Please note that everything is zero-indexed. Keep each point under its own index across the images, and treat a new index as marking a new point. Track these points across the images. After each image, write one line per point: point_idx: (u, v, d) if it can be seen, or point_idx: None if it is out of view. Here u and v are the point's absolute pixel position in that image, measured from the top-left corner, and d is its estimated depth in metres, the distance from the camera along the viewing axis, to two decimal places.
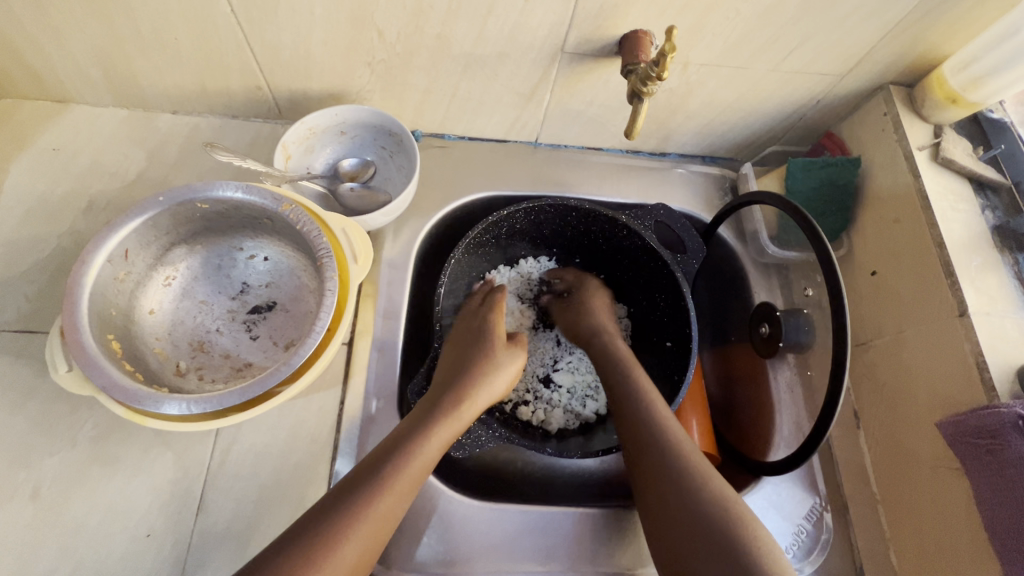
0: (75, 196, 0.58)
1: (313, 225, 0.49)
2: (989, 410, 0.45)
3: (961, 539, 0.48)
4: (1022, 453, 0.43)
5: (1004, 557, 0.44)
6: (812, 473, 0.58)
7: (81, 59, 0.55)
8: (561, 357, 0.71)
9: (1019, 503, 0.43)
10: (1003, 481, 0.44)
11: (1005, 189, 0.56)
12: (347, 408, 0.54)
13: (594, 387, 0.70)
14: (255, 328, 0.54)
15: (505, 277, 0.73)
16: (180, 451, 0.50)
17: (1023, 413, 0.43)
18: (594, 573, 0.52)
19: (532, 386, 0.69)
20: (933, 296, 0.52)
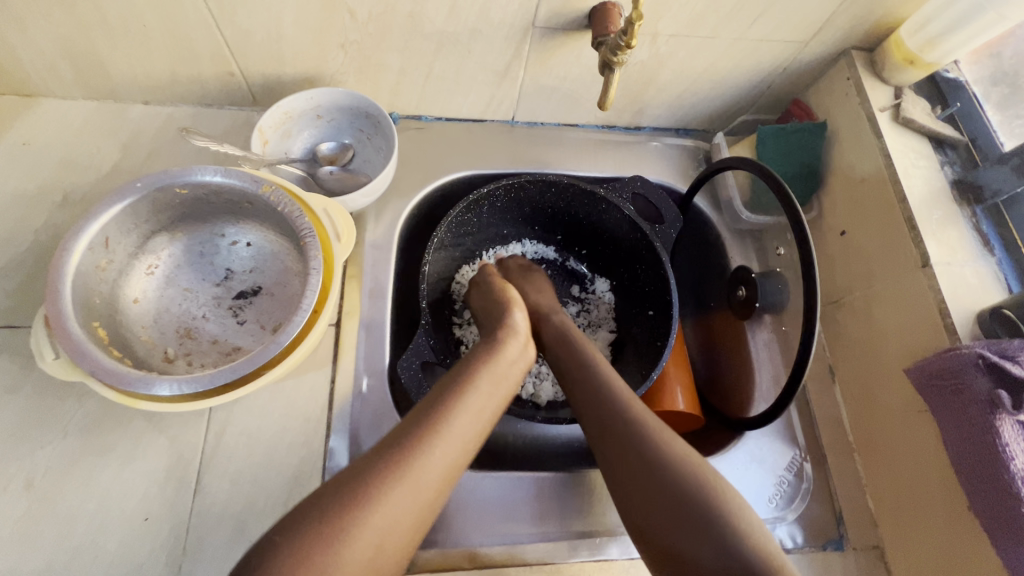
0: (50, 189, 0.58)
1: (294, 206, 0.49)
2: (951, 352, 0.48)
3: (932, 478, 0.51)
4: (983, 390, 0.46)
5: (970, 489, 0.47)
6: (791, 426, 0.60)
7: (47, 50, 0.55)
8: None
9: (981, 438, 0.46)
10: (967, 418, 0.46)
11: (962, 145, 0.58)
12: (339, 387, 0.54)
13: None
14: (242, 313, 0.54)
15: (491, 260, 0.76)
16: (174, 436, 0.50)
17: (982, 352, 0.46)
18: (588, 533, 0.53)
19: None
20: (899, 250, 0.55)
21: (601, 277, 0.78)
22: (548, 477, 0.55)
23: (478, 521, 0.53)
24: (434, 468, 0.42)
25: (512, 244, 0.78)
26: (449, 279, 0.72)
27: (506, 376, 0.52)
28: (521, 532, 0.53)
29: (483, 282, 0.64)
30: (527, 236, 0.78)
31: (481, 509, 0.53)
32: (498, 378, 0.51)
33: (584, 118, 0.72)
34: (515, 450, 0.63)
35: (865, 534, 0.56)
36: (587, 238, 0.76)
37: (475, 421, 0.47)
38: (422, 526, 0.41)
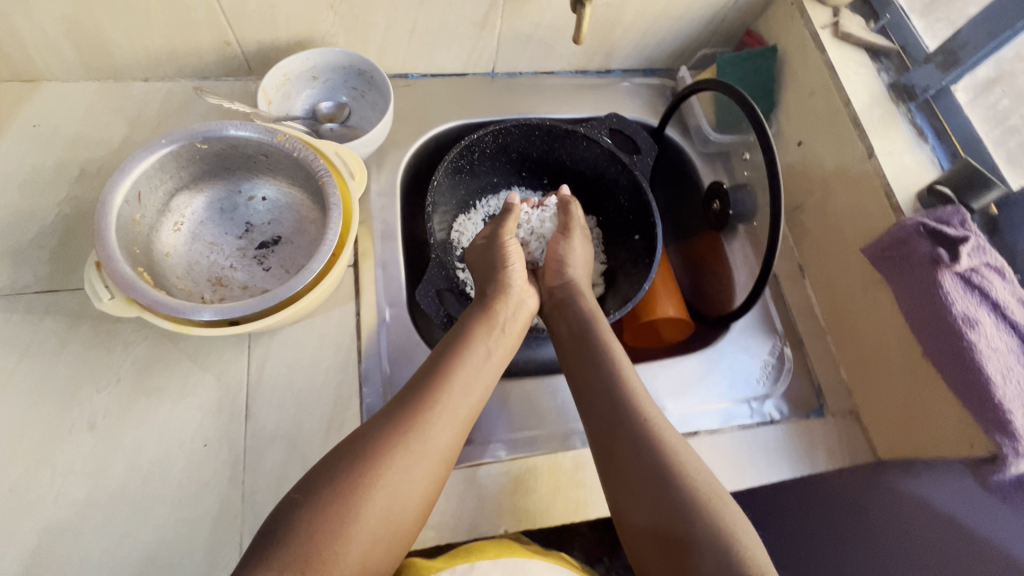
0: (67, 165, 0.61)
1: (309, 151, 0.54)
2: (897, 226, 0.56)
3: (891, 340, 0.59)
4: (926, 252, 0.53)
5: (926, 341, 0.54)
6: (770, 318, 0.68)
7: (51, 32, 0.58)
8: None
9: (927, 298, 0.53)
10: (921, 285, 0.54)
11: (894, 53, 0.66)
12: (364, 318, 0.59)
13: None
14: (267, 260, 0.59)
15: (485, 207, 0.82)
16: (219, 372, 0.54)
17: (921, 222, 0.54)
18: (561, 433, 0.60)
19: None
20: (847, 148, 0.62)
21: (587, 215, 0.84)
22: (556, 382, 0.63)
23: (502, 424, 0.60)
24: (434, 444, 0.47)
25: (502, 192, 0.83)
26: (449, 226, 0.77)
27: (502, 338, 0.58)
28: (539, 430, 0.60)
29: (497, 245, 0.64)
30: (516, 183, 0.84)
31: (502, 413, 0.60)
32: (494, 344, 0.56)
33: (559, 65, 0.77)
34: (524, 371, 0.69)
35: (841, 400, 0.64)
36: (573, 178, 0.82)
37: (473, 391, 0.52)
38: (433, 500, 0.46)
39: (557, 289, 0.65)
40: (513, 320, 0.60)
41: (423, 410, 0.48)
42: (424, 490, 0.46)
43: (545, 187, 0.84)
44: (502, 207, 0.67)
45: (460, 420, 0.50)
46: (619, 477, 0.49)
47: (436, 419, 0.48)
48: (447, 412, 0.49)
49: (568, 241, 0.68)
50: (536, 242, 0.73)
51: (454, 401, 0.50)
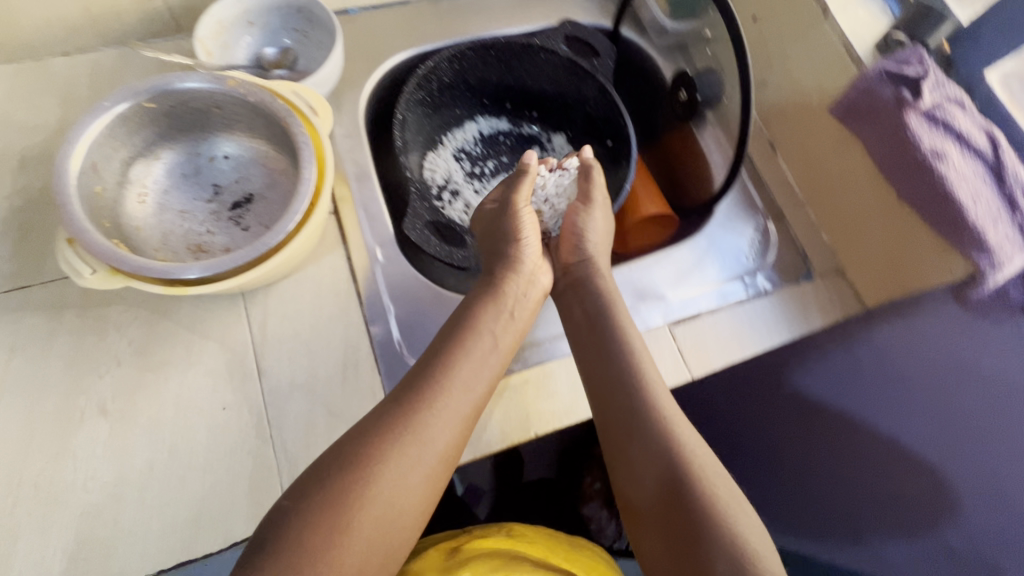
0: (4, 156, 0.57)
1: (265, 93, 0.51)
2: (858, 79, 0.58)
3: (866, 191, 0.61)
4: (890, 98, 0.55)
5: (896, 180, 0.57)
6: (749, 197, 0.70)
7: None
8: None
9: (897, 139, 0.55)
10: (888, 131, 0.56)
11: None
12: (357, 261, 0.59)
13: None
14: (244, 220, 0.57)
15: (452, 142, 0.80)
16: (221, 337, 0.53)
17: (883, 68, 0.56)
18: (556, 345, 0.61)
19: None
20: (802, 11, 0.62)
21: (556, 134, 0.84)
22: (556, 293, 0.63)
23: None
24: (434, 455, 0.46)
25: (467, 124, 0.81)
26: (421, 164, 0.76)
27: (511, 318, 0.57)
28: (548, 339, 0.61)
29: (510, 212, 0.61)
30: (479, 113, 0.82)
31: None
32: (500, 336, 0.55)
33: None
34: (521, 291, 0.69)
35: (825, 261, 0.67)
36: (536, 97, 0.81)
37: (476, 383, 0.51)
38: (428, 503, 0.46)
39: (571, 267, 0.63)
40: (523, 299, 0.58)
41: (424, 411, 0.47)
42: (421, 495, 0.45)
43: (509, 112, 0.83)
44: (516, 168, 0.62)
45: (464, 423, 0.49)
46: (626, 465, 0.49)
47: (437, 427, 0.47)
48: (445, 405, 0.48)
49: (587, 210, 0.63)
50: (550, 212, 0.68)
51: (459, 408, 0.49)
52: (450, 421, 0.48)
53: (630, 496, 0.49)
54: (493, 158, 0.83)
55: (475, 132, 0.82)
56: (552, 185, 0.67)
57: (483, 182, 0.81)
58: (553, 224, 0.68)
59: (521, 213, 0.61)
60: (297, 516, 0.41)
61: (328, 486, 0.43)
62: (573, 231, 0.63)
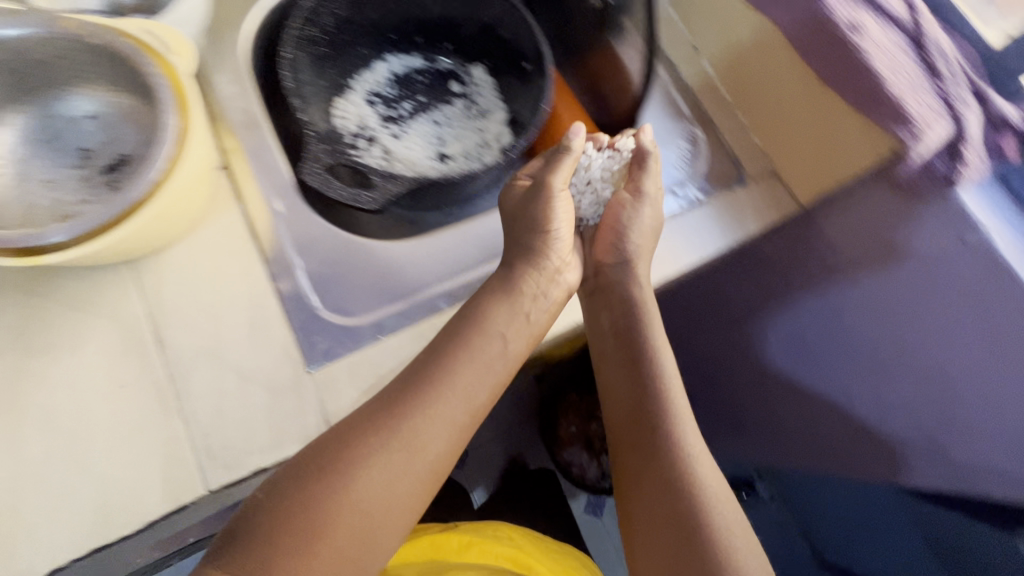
0: None
1: (102, 29, 0.45)
2: None
3: (788, 81, 0.57)
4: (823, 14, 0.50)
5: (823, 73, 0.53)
6: (673, 106, 0.66)
7: None
8: (444, 133, 0.76)
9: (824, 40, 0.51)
10: (818, 39, 0.52)
11: None
12: (255, 216, 0.54)
13: (483, 145, 0.76)
14: (117, 183, 0.51)
15: (362, 85, 0.75)
16: (111, 312, 0.49)
17: None
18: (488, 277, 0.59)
19: (430, 165, 0.73)
20: None
21: (474, 65, 0.78)
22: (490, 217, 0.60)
23: (442, 269, 0.57)
24: (421, 461, 0.46)
25: (376, 65, 0.76)
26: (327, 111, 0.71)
27: (534, 316, 0.54)
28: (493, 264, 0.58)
29: (546, 197, 0.54)
30: (388, 50, 0.76)
31: (443, 262, 0.57)
32: (515, 331, 0.52)
33: None
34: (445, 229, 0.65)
35: (757, 164, 0.64)
36: (445, 26, 0.75)
37: (478, 392, 0.50)
38: (410, 513, 0.45)
39: (606, 268, 0.63)
40: (546, 295, 0.55)
41: (418, 419, 0.46)
42: (404, 506, 0.45)
43: (420, 47, 0.77)
44: (557, 146, 0.56)
45: (455, 429, 0.48)
46: (632, 471, 0.54)
47: (427, 432, 0.47)
48: (440, 415, 0.47)
49: (635, 205, 0.60)
50: (589, 198, 0.67)
51: (456, 415, 0.48)
52: (445, 431, 0.47)
53: (629, 501, 0.53)
54: (410, 99, 0.77)
55: (386, 72, 0.76)
56: (596, 167, 0.65)
57: (401, 125, 0.75)
58: (591, 211, 0.68)
59: (558, 198, 0.55)
60: (277, 509, 0.42)
61: (305, 489, 0.42)
62: (615, 227, 0.61)
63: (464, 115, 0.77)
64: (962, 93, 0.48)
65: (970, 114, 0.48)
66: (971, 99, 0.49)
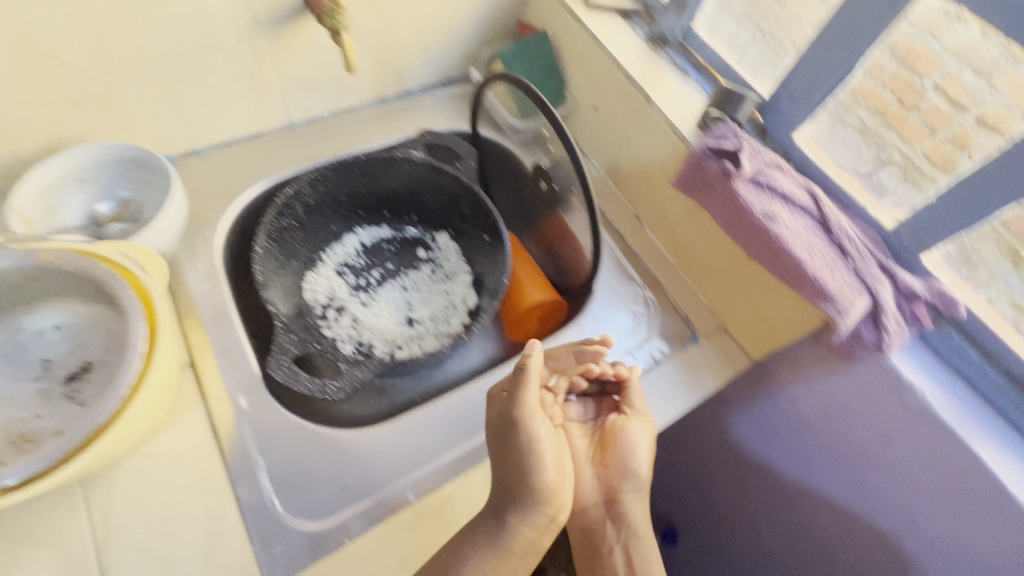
0: None
1: (84, 260, 0.48)
2: (727, 178, 0.57)
3: (731, 261, 0.63)
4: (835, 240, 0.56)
5: (753, 253, 0.59)
6: (623, 268, 0.71)
7: None
8: (314, 279, 0.75)
9: (767, 245, 0.56)
10: (758, 237, 0.57)
11: (641, 10, 0.71)
12: (219, 418, 0.54)
13: (343, 270, 0.78)
14: (81, 394, 0.51)
15: (312, 279, 0.75)
16: (55, 542, 0.46)
17: (759, 178, 0.58)
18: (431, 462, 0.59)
19: (324, 308, 0.74)
20: (637, 107, 0.67)
21: (353, 230, 0.80)
22: (454, 395, 0.59)
23: (403, 460, 0.55)
24: None
25: (347, 238, 0.79)
26: (278, 291, 0.70)
27: None
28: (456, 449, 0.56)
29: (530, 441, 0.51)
30: (315, 249, 0.76)
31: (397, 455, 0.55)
32: None
33: (324, 109, 0.75)
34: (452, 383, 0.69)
35: (707, 321, 0.69)
36: (332, 207, 0.76)
37: None
38: None
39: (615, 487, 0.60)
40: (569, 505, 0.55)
41: None
42: None
43: (331, 230, 0.78)
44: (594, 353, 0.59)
45: None
46: None
47: None
48: None
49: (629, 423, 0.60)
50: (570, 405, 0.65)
51: None
52: None
53: None
54: (298, 274, 0.74)
55: (340, 259, 0.78)
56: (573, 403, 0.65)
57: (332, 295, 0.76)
58: (575, 415, 0.64)
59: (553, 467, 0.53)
60: None
61: None
62: (626, 462, 0.59)
63: (430, 279, 0.80)
64: (871, 270, 0.54)
65: (884, 290, 0.53)
66: (881, 274, 0.54)
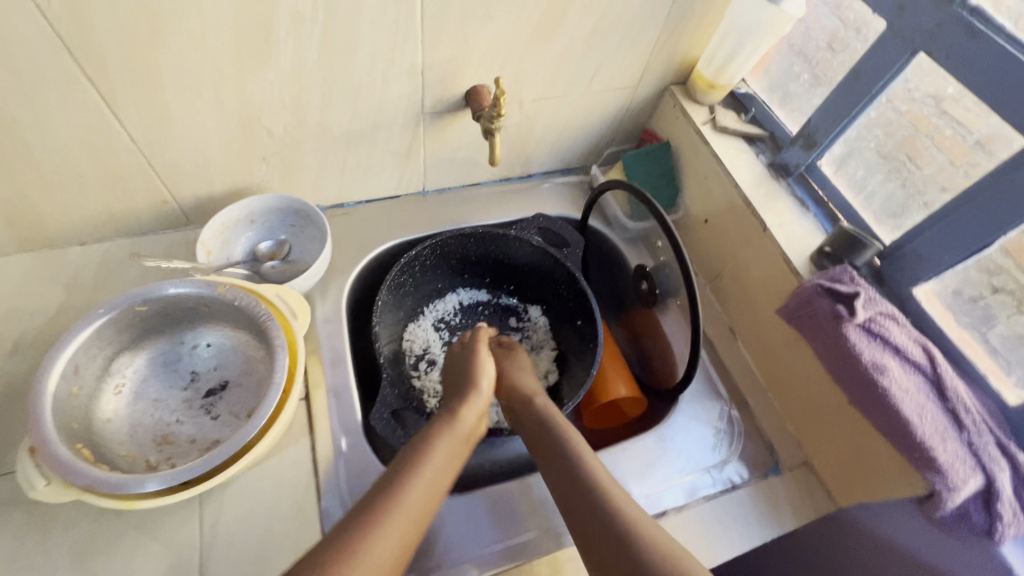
0: (23, 341, 0.60)
1: (250, 298, 0.56)
2: (839, 322, 0.57)
3: (829, 400, 0.62)
4: (952, 407, 0.54)
5: (857, 401, 0.58)
6: (712, 382, 0.72)
7: (42, 217, 0.61)
8: (415, 330, 0.82)
9: (876, 398, 0.55)
10: (866, 387, 0.56)
11: (767, 138, 0.74)
12: (320, 454, 0.59)
13: (442, 325, 0.84)
14: (214, 409, 0.58)
15: (414, 332, 0.81)
16: (170, 539, 0.52)
17: (874, 327, 0.57)
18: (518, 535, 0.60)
19: (418, 362, 0.80)
20: (745, 225, 0.70)
21: (456, 290, 0.86)
22: (530, 479, 0.63)
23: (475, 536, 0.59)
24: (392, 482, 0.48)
25: (448, 296, 0.85)
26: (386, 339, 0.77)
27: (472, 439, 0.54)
28: (533, 532, 0.60)
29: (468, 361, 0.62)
30: (422, 304, 0.83)
31: (469, 527, 0.59)
32: None
33: (454, 182, 0.83)
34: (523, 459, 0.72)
35: (793, 453, 0.67)
36: (443, 269, 0.83)
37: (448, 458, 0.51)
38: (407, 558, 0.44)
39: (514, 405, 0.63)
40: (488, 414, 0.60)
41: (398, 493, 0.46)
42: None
43: (438, 287, 0.84)
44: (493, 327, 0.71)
45: None
46: None
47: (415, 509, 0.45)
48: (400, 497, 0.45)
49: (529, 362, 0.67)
50: None
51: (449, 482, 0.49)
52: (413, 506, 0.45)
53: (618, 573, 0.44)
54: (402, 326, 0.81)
55: (439, 314, 0.84)
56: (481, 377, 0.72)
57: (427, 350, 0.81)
58: None
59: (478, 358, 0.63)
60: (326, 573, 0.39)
61: None
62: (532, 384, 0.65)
63: None
64: (989, 449, 0.52)
65: (1001, 472, 0.51)
66: (998, 454, 0.52)
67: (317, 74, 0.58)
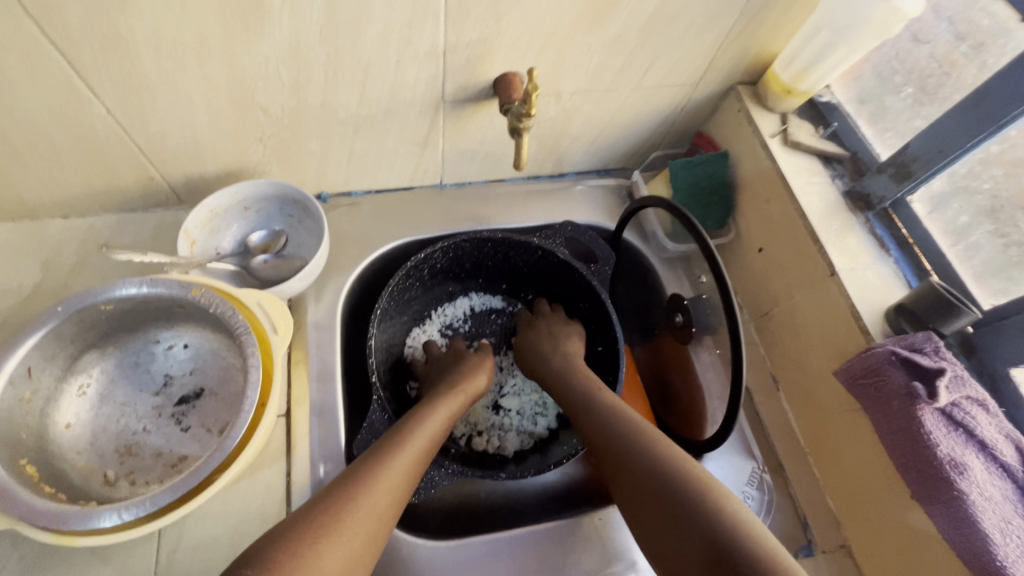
0: None
1: (227, 305, 0.50)
2: (909, 399, 0.48)
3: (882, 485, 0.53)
4: None
5: (908, 488, 0.49)
6: (745, 439, 0.63)
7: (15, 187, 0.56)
8: (419, 335, 0.75)
9: (933, 487, 0.46)
10: (925, 472, 0.47)
11: (847, 159, 0.62)
12: (295, 480, 0.53)
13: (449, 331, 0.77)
14: (185, 419, 0.53)
15: (416, 338, 0.74)
16: (123, 563, 0.48)
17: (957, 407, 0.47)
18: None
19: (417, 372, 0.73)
20: (809, 264, 0.59)
21: (467, 295, 0.78)
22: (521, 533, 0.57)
23: None
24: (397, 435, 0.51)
25: (459, 300, 0.78)
26: (384, 345, 0.70)
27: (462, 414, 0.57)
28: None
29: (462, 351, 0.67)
30: (429, 306, 0.76)
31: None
32: None
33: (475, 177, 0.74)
34: (523, 498, 0.65)
35: (830, 535, 0.58)
36: (455, 272, 0.74)
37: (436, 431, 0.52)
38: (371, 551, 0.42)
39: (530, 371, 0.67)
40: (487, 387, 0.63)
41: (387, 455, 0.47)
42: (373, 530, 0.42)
43: (449, 290, 0.76)
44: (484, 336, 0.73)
45: None
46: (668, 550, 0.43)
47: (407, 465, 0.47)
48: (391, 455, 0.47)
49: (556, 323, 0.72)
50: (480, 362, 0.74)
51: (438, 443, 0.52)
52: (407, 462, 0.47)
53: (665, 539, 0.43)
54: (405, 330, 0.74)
55: (447, 320, 0.77)
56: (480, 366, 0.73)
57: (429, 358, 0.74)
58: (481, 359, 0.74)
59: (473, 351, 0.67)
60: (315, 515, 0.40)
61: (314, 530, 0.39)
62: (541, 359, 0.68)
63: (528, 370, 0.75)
64: None
65: None
66: None
67: (320, 52, 0.49)
